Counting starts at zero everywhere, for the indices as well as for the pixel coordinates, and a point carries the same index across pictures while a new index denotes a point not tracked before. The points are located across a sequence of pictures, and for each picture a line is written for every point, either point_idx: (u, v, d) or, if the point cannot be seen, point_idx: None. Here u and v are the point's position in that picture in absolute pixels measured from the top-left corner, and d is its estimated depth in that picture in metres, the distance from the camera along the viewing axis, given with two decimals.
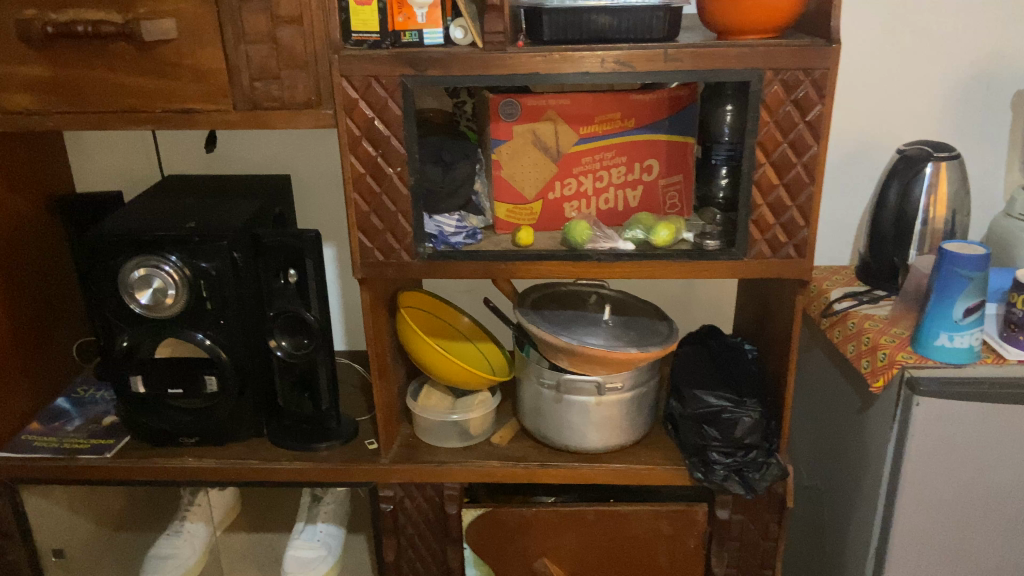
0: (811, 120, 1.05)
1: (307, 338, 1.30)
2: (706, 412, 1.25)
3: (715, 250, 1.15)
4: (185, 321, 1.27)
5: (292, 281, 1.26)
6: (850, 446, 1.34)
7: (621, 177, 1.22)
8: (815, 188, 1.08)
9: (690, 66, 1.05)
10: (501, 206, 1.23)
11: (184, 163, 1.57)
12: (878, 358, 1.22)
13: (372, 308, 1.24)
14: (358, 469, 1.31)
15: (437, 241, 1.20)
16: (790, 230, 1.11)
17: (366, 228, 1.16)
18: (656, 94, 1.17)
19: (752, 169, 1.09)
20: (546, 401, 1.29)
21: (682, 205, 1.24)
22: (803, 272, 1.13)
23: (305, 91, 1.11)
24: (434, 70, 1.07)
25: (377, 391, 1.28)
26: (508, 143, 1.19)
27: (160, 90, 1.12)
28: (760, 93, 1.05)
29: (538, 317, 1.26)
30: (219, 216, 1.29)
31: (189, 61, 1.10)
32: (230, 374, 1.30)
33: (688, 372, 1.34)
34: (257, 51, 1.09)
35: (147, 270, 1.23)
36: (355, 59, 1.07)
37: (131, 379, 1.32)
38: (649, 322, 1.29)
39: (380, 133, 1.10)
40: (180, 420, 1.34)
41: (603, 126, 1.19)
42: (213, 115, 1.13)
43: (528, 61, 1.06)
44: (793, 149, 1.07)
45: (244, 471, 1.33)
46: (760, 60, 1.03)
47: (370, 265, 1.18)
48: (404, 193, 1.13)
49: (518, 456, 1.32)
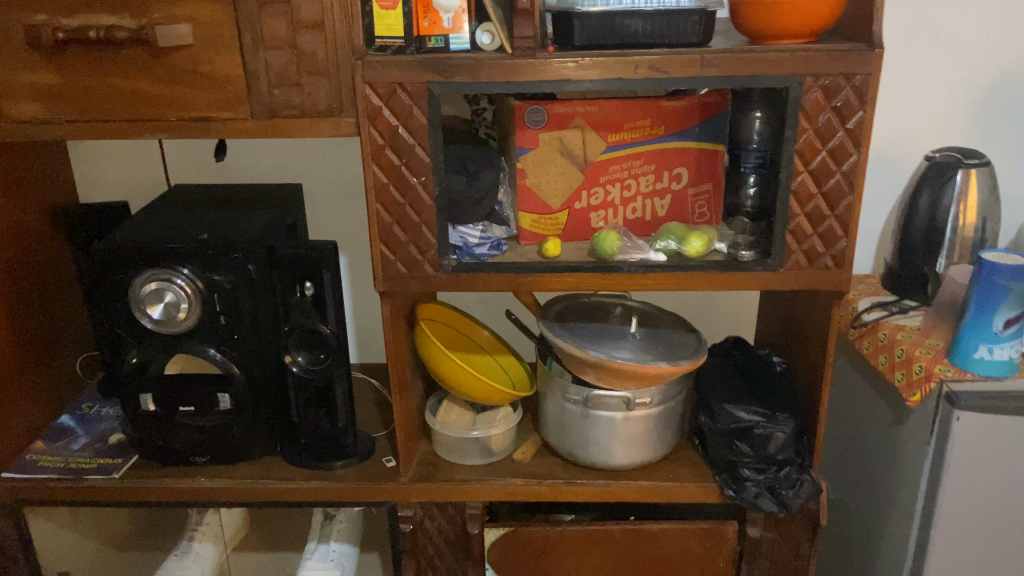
0: (852, 127, 1.02)
1: (323, 353, 1.26)
2: (738, 427, 1.21)
3: (750, 261, 1.11)
4: (197, 337, 1.23)
5: (309, 294, 1.22)
6: (883, 460, 1.30)
7: (649, 186, 1.19)
8: (854, 198, 1.05)
9: (728, 71, 1.01)
10: (526, 216, 1.19)
11: (193, 172, 1.53)
12: (914, 370, 1.19)
13: (393, 322, 1.20)
14: (378, 489, 1.27)
15: (462, 252, 1.16)
16: (828, 240, 1.08)
17: (388, 239, 1.12)
18: (687, 100, 1.15)
19: (790, 178, 1.06)
20: (572, 417, 1.25)
21: (711, 214, 1.21)
22: (840, 284, 1.10)
23: (326, 99, 1.07)
24: (461, 76, 1.03)
25: (396, 407, 1.24)
26: (534, 151, 1.15)
27: (175, 98, 1.08)
28: (799, 99, 1.02)
29: (564, 331, 1.22)
30: (233, 228, 1.25)
31: (206, 68, 1.06)
32: (244, 391, 1.26)
33: (715, 386, 1.30)
34: (276, 58, 1.05)
35: (159, 284, 1.18)
36: (380, 65, 1.03)
37: (141, 397, 1.27)
38: (677, 335, 1.26)
39: (405, 142, 1.06)
40: (191, 439, 1.29)
41: (632, 133, 1.16)
42: (229, 124, 1.09)
43: (558, 67, 1.02)
44: (832, 157, 1.04)
45: (258, 492, 1.28)
46: (799, 66, 1.00)
47: (391, 278, 1.14)
48: (429, 204, 1.10)
49: (543, 474, 1.28)
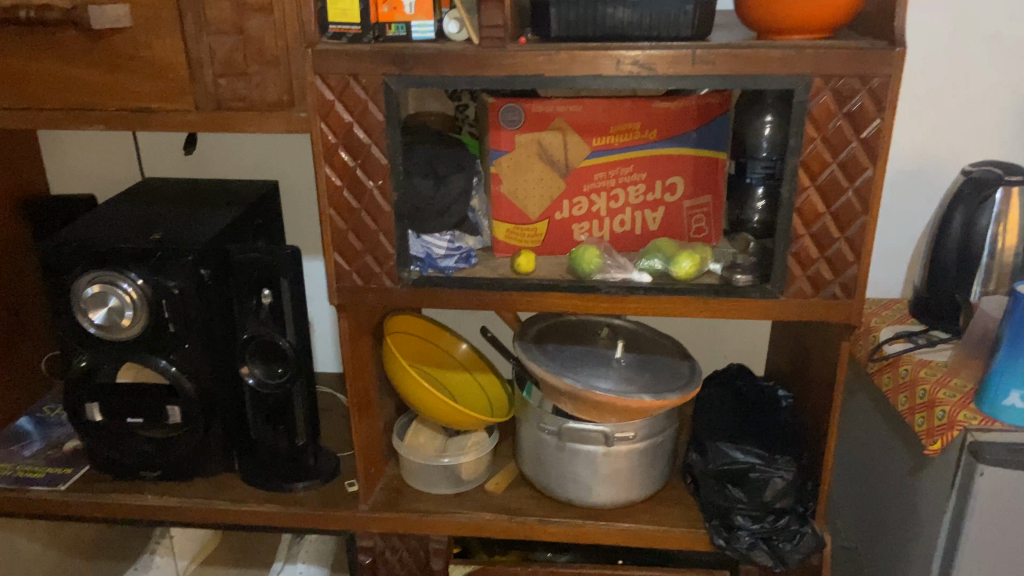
0: (867, 137, 0.88)
1: (281, 367, 1.16)
2: (731, 470, 1.08)
3: (746, 286, 0.98)
4: (146, 345, 1.13)
5: (266, 303, 1.13)
6: (898, 510, 1.16)
7: (640, 197, 1.07)
8: (868, 218, 0.91)
9: (724, 70, 0.88)
10: (501, 226, 1.08)
11: (167, 164, 1.44)
12: (936, 416, 1.04)
13: (352, 337, 1.09)
14: (334, 517, 1.16)
15: (424, 264, 1.06)
16: (837, 266, 0.94)
17: (343, 248, 1.01)
18: (684, 101, 1.02)
19: (794, 194, 0.92)
20: (548, 448, 1.13)
21: (710, 230, 1.08)
22: (851, 316, 0.95)
23: (276, 91, 0.97)
24: (421, 69, 0.91)
25: (356, 430, 1.13)
26: (509, 154, 1.04)
27: (114, 86, 0.98)
28: (806, 104, 0.88)
29: (539, 353, 1.11)
30: (190, 227, 1.15)
31: (146, 54, 0.97)
32: (195, 405, 1.16)
33: (710, 420, 1.17)
34: (221, 44, 0.95)
35: (102, 287, 1.09)
36: (331, 55, 0.92)
37: (87, 407, 1.18)
38: (669, 362, 1.13)
39: (360, 141, 0.96)
40: (142, 452, 1.20)
41: (619, 137, 1.04)
42: (172, 116, 0.99)
43: (530, 61, 0.90)
44: (843, 171, 0.90)
45: (208, 513, 1.18)
46: (808, 65, 0.87)
47: (347, 291, 1.03)
48: (386, 211, 0.99)
49: (513, 509, 1.15)
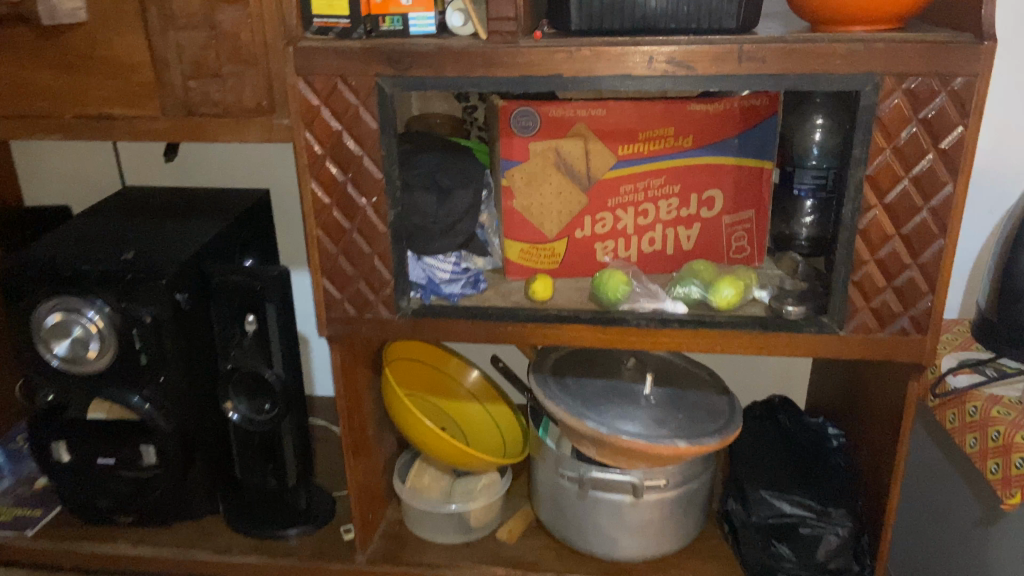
0: (947, 148, 0.74)
1: (269, 403, 1.04)
2: (779, 524, 0.94)
3: (799, 318, 0.84)
4: (115, 380, 1.01)
5: (251, 331, 1.00)
6: (964, 566, 1.02)
7: (672, 213, 0.94)
8: (947, 242, 0.77)
9: (776, 69, 0.74)
10: (514, 245, 0.95)
11: (149, 172, 1.32)
12: (1014, 464, 0.90)
13: (346, 370, 0.97)
14: (328, 569, 1.04)
15: (426, 291, 0.92)
16: (907, 297, 0.80)
17: (333, 273, 0.89)
18: (725, 103, 0.89)
19: (858, 214, 0.78)
20: (567, 495, 1.00)
21: (752, 250, 0.95)
22: (923, 355, 0.81)
23: (254, 94, 0.84)
24: (419, 69, 0.78)
25: (351, 473, 1.00)
26: (523, 165, 0.91)
27: (71, 90, 0.86)
28: (874, 108, 0.74)
29: (558, 390, 0.97)
30: (166, 245, 1.03)
31: (105, 52, 0.84)
32: (172, 445, 1.04)
33: (751, 459, 1.04)
34: (190, 40, 0.82)
35: (64, 316, 0.97)
36: (316, 53, 0.79)
37: (53, 445, 1.07)
38: (704, 398, 1.00)
39: (350, 152, 0.83)
40: (115, 495, 1.08)
41: (649, 145, 0.90)
42: (136, 123, 0.87)
43: (547, 59, 0.76)
44: (918, 188, 0.76)
45: (188, 565, 1.06)
46: (877, 61, 0.73)
47: (339, 322, 0.91)
48: (381, 231, 0.86)
49: (528, 562, 1.02)
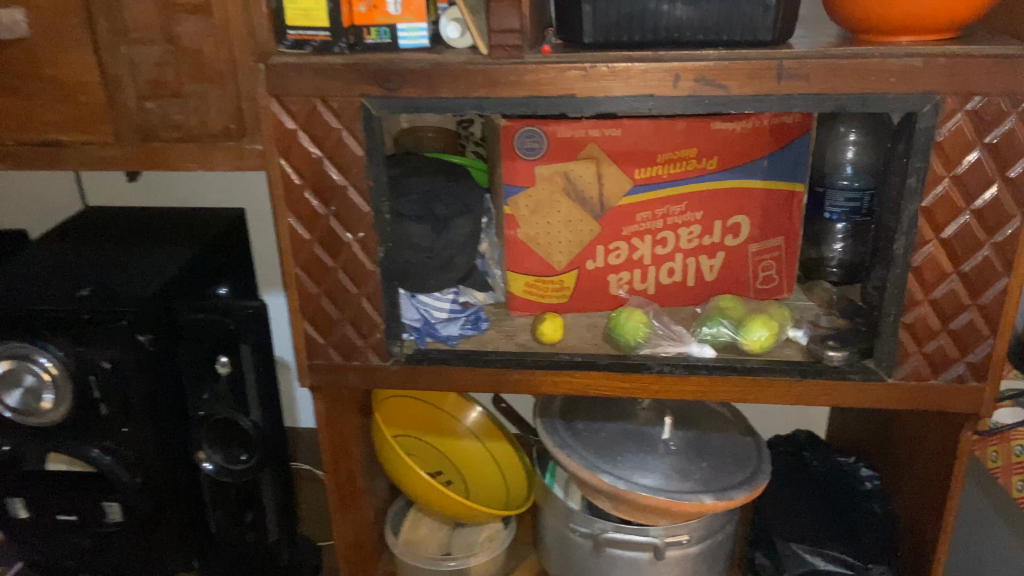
0: (1016, 176, 0.65)
1: (245, 453, 0.94)
2: None
3: (842, 365, 0.75)
4: (74, 431, 0.91)
5: (224, 373, 0.90)
6: None
7: (694, 241, 0.84)
8: (1012, 281, 0.68)
9: (821, 88, 0.65)
10: (517, 278, 0.86)
11: (113, 191, 1.21)
12: None
13: (332, 419, 0.87)
14: None
15: (421, 333, 0.83)
16: (965, 341, 0.71)
17: (315, 316, 0.79)
18: (755, 120, 0.79)
19: (910, 250, 0.69)
20: (580, 550, 0.91)
21: (781, 279, 0.86)
22: (981, 404, 0.73)
23: (221, 117, 0.74)
24: (411, 89, 0.68)
25: (338, 527, 0.91)
26: (529, 191, 0.81)
27: (13, 114, 0.76)
28: (932, 131, 0.65)
29: (569, 437, 0.88)
30: (129, 278, 0.92)
31: (50, 71, 0.74)
32: (139, 501, 0.94)
33: (781, 508, 0.95)
34: (145, 56, 0.72)
35: (15, 364, 0.87)
36: (292, 71, 0.69)
37: (10, 502, 0.96)
38: (727, 440, 0.91)
39: (333, 182, 0.73)
40: (78, 553, 0.98)
41: (669, 167, 0.80)
42: (87, 151, 0.76)
43: (558, 77, 0.66)
44: (981, 221, 0.67)
45: None
46: (939, 78, 0.63)
47: (323, 370, 0.81)
48: (370, 270, 0.76)
49: None
